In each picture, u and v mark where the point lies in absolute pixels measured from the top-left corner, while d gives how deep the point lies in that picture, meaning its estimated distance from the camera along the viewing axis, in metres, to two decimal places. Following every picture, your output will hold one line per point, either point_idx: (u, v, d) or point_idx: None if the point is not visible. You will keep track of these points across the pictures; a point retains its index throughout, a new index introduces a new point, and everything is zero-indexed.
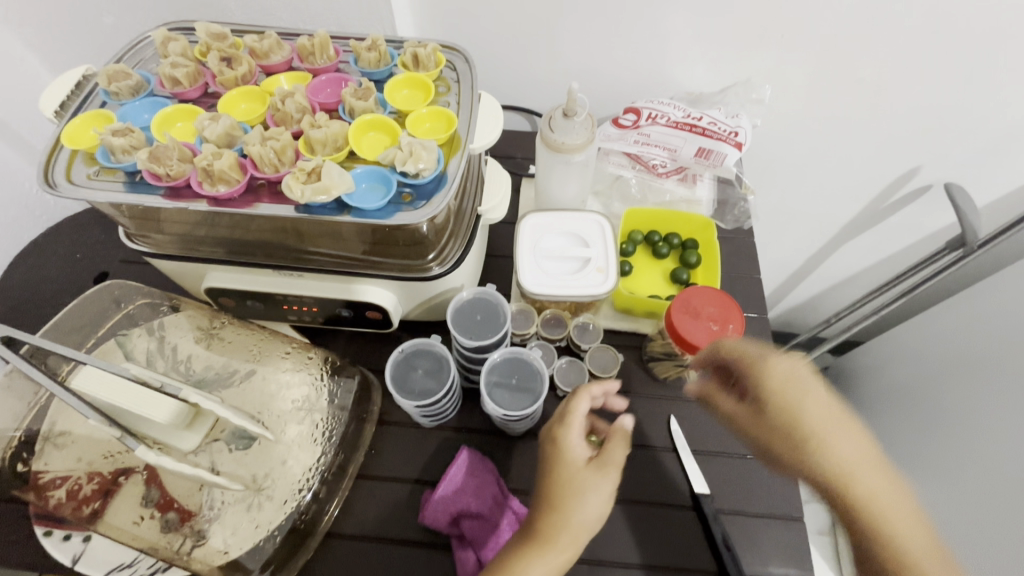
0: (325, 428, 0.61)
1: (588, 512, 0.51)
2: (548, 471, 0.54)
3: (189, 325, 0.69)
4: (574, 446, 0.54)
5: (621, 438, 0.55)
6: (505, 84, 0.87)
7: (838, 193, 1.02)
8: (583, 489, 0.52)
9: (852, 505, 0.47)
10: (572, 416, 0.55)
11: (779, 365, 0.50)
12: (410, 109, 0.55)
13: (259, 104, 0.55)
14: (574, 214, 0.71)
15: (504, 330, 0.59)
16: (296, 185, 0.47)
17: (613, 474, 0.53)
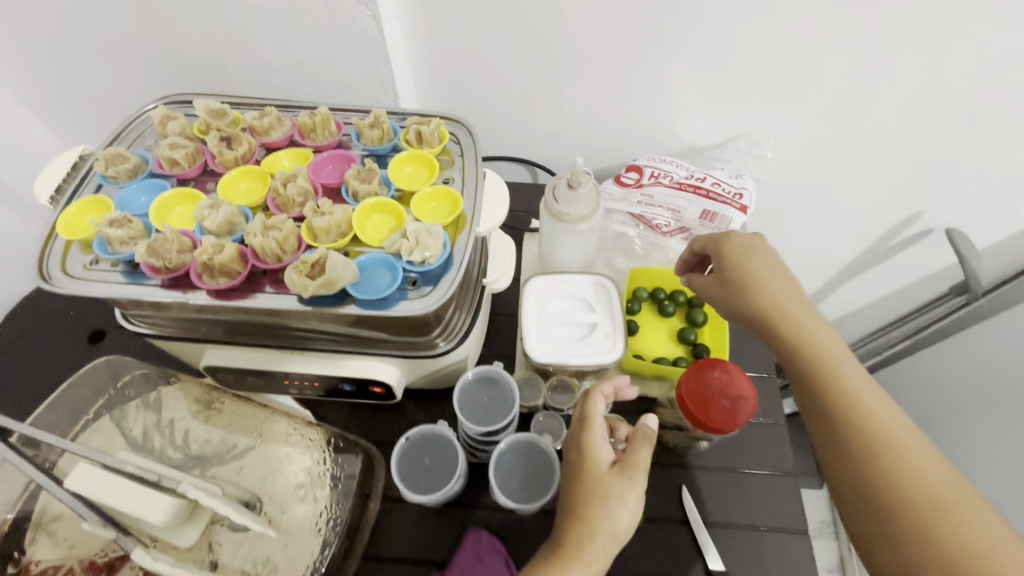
0: (330, 512, 0.59)
1: (615, 522, 0.49)
2: (572, 479, 0.53)
3: (187, 398, 0.67)
4: (596, 449, 0.53)
5: (644, 441, 0.53)
6: (506, 138, 0.87)
7: (840, 236, 1.01)
8: (607, 496, 0.50)
9: (838, 400, 0.48)
10: (592, 420, 0.54)
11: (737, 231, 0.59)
12: (414, 189, 0.54)
13: (259, 184, 0.54)
14: (579, 276, 0.70)
15: (513, 415, 0.60)
16: (299, 279, 0.46)
17: (640, 479, 0.51)
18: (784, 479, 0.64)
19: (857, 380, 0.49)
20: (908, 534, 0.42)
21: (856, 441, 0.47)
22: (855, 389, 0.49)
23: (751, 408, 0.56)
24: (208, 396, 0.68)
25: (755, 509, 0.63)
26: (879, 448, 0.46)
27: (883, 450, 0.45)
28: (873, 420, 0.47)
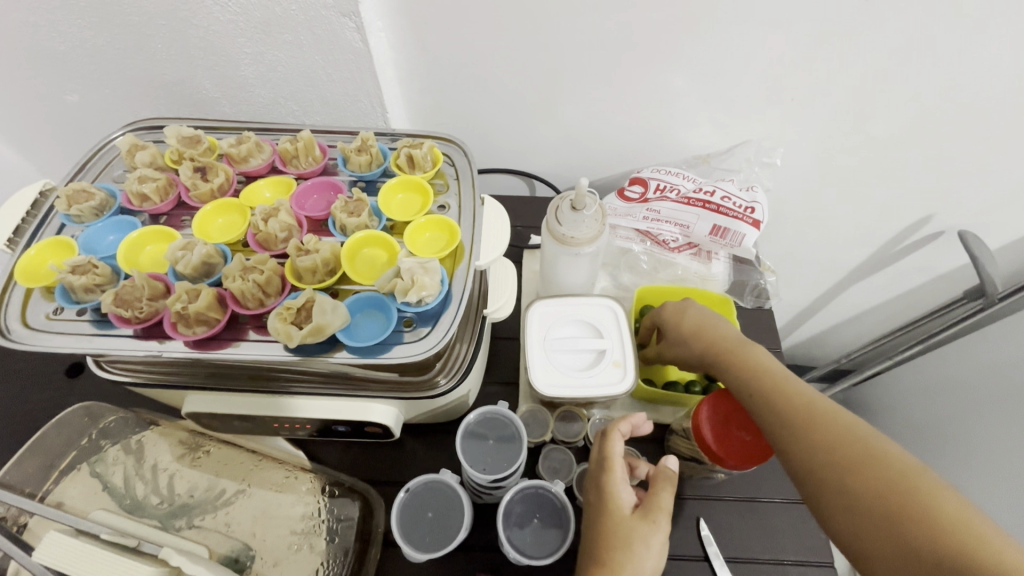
0: (326, 564, 0.56)
1: (641, 569, 0.46)
2: (593, 524, 0.50)
3: (171, 441, 0.64)
4: (618, 492, 0.50)
5: (668, 481, 0.51)
6: (502, 150, 0.83)
7: (849, 240, 0.98)
8: (631, 542, 0.47)
9: (777, 398, 0.48)
10: (612, 459, 0.52)
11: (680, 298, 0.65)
12: (407, 219, 0.50)
13: (238, 217, 0.50)
14: (584, 299, 0.66)
15: (521, 462, 0.56)
16: (283, 326, 0.42)
17: (663, 522, 0.49)
18: (807, 508, 0.61)
19: (793, 379, 0.49)
20: (891, 520, 0.38)
21: (803, 442, 0.44)
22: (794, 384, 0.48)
23: (777, 443, 0.52)
24: (193, 439, 0.64)
25: (777, 542, 0.59)
26: (830, 437, 0.44)
27: (832, 433, 0.43)
28: (813, 410, 0.46)
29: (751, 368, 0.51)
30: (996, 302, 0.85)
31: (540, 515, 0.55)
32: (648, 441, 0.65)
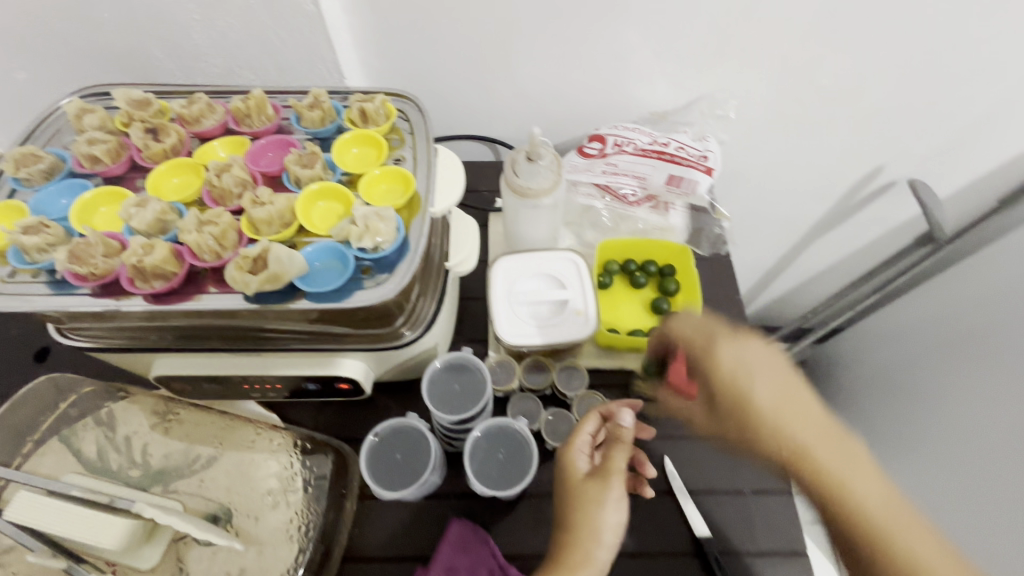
0: (306, 516, 0.57)
1: (593, 526, 0.52)
2: (558, 490, 0.56)
3: (142, 412, 0.64)
4: (577, 463, 0.56)
5: (620, 446, 0.55)
6: (463, 115, 0.83)
7: (808, 195, 1.01)
8: (585, 504, 0.53)
9: (799, 464, 0.47)
10: (575, 435, 0.57)
11: (725, 353, 0.52)
12: (362, 171, 0.51)
13: (193, 177, 0.50)
14: (547, 253, 0.67)
15: (486, 401, 0.57)
16: (240, 275, 0.42)
17: (614, 485, 0.53)
18: None
19: (792, 418, 0.49)
20: (886, 564, 0.43)
21: (819, 493, 0.46)
22: (825, 459, 0.47)
23: None
24: (165, 406, 0.64)
25: (737, 474, 0.62)
26: (844, 497, 0.45)
27: (838, 494, 0.45)
28: (808, 456, 0.47)
29: (786, 429, 0.48)
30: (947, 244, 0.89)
31: (507, 449, 0.57)
32: (615, 388, 0.68)
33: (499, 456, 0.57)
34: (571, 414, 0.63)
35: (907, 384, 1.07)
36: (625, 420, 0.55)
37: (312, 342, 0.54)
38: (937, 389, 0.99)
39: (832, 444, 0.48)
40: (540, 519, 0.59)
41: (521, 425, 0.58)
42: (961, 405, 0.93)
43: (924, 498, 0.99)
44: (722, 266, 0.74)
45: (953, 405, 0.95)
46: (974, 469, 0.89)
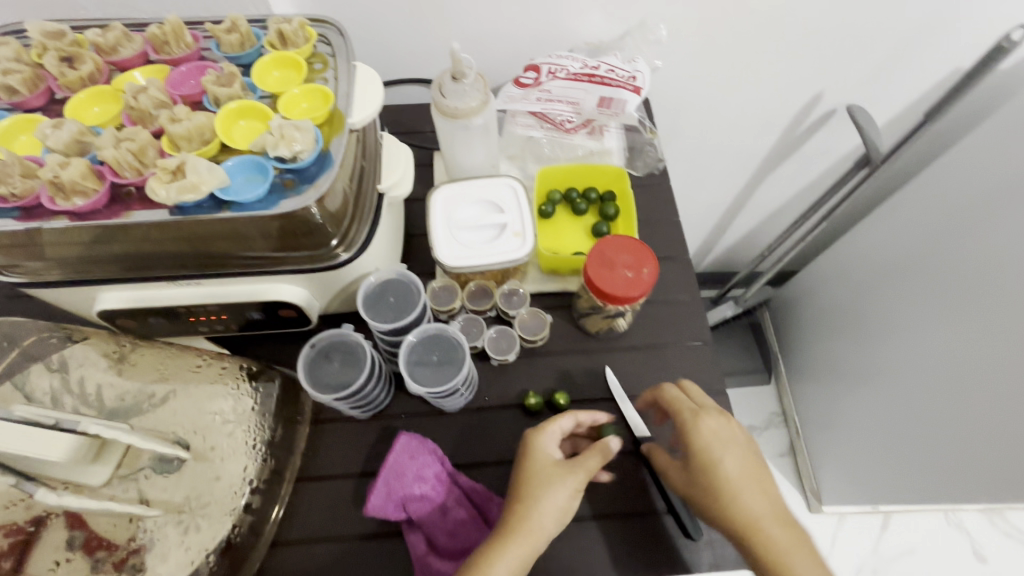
0: (256, 432, 0.58)
1: (552, 508, 0.52)
2: (518, 474, 0.55)
3: (95, 355, 0.61)
4: (547, 449, 0.56)
5: (602, 457, 0.55)
6: (382, 56, 0.76)
7: (753, 126, 0.97)
8: (548, 485, 0.53)
9: (749, 531, 0.52)
10: (549, 424, 0.58)
11: (709, 425, 0.55)
12: (282, 91, 0.51)
13: (113, 104, 0.50)
14: (484, 179, 0.68)
15: (419, 308, 0.58)
16: (159, 186, 0.44)
17: (585, 476, 0.54)
18: (702, 348, 0.67)
19: (753, 504, 0.53)
20: None
21: (758, 556, 0.52)
22: (773, 533, 0.52)
23: (655, 276, 0.57)
24: (119, 348, 0.62)
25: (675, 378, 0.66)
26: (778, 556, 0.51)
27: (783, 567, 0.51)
28: (758, 529, 0.52)
29: (750, 508, 0.53)
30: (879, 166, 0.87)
31: (441, 355, 0.59)
32: (558, 309, 0.70)
33: (434, 360, 0.58)
34: (513, 331, 0.66)
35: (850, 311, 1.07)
36: (611, 443, 0.55)
37: (257, 264, 0.55)
38: (875, 313, 1.00)
39: (781, 523, 0.53)
40: (488, 430, 0.63)
41: (455, 331, 0.59)
42: (899, 326, 0.95)
43: (891, 417, 0.98)
44: (657, 189, 0.76)
45: (891, 328, 0.96)
46: (916, 387, 0.92)
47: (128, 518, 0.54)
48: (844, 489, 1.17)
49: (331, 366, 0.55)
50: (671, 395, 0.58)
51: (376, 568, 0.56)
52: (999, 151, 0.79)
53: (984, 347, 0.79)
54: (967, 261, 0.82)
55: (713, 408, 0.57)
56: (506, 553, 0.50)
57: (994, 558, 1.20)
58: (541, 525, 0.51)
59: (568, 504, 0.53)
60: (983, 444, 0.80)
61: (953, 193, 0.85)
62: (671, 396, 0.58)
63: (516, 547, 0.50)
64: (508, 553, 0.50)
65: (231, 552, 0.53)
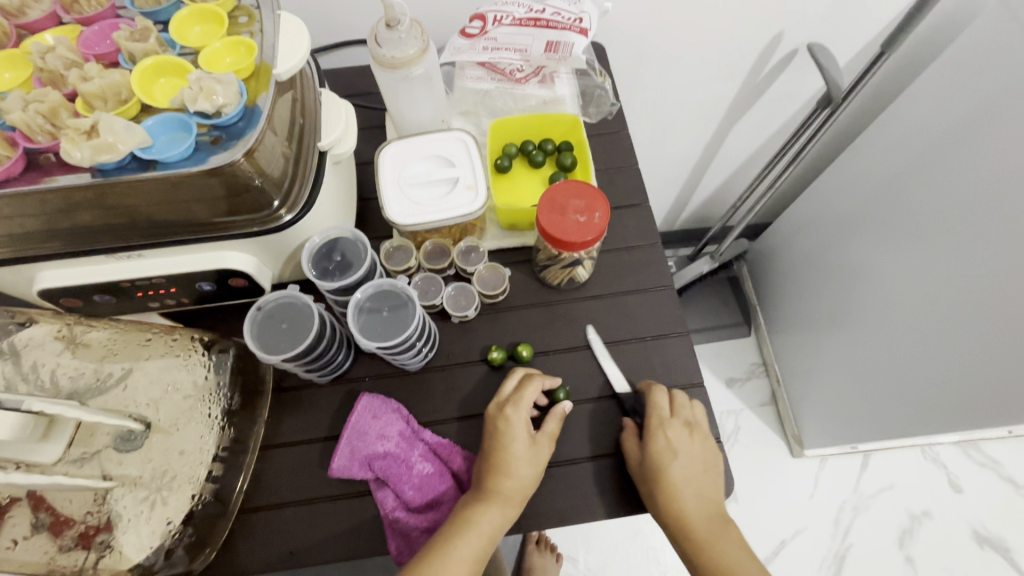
0: (212, 402, 0.58)
1: (522, 482, 0.54)
2: (490, 450, 0.56)
3: (45, 336, 0.59)
4: (519, 427, 0.56)
5: (559, 422, 0.59)
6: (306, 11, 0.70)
7: (719, 73, 0.90)
8: (519, 465, 0.55)
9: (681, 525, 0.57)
10: (522, 400, 0.57)
11: (672, 430, 0.58)
12: (204, 45, 0.49)
13: (24, 69, 0.47)
14: (435, 135, 0.66)
15: (365, 264, 0.57)
16: (72, 146, 0.43)
17: (548, 447, 0.58)
18: (664, 292, 0.67)
19: (692, 505, 0.58)
20: None
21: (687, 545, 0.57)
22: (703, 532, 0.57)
23: (607, 219, 0.56)
24: (69, 329, 0.60)
25: (637, 324, 0.66)
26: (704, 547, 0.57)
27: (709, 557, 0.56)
28: (690, 525, 0.57)
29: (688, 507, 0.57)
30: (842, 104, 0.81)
31: (392, 308, 0.58)
32: (518, 264, 0.69)
33: (384, 314, 0.58)
34: (472, 287, 0.66)
35: (833, 257, 1.04)
36: (566, 407, 0.60)
37: (198, 231, 0.52)
38: (858, 257, 0.97)
39: (715, 522, 0.58)
40: (453, 387, 0.62)
41: (405, 285, 0.59)
42: (879, 268, 0.92)
43: (878, 355, 0.96)
44: (613, 138, 0.76)
45: (873, 270, 0.94)
46: (897, 328, 0.90)
47: (92, 496, 0.53)
48: (825, 431, 1.17)
49: (280, 328, 0.56)
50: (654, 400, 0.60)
51: (349, 526, 0.56)
52: (963, 84, 0.74)
53: (962, 284, 0.76)
54: (939, 197, 0.79)
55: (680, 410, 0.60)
56: (491, 513, 0.53)
57: (971, 488, 1.22)
58: (522, 486, 0.55)
59: (541, 468, 0.56)
60: (973, 369, 0.77)
61: (919, 128, 0.82)
62: (654, 401, 0.59)
63: (501, 509, 0.53)
64: (492, 514, 0.53)
65: (195, 521, 0.53)
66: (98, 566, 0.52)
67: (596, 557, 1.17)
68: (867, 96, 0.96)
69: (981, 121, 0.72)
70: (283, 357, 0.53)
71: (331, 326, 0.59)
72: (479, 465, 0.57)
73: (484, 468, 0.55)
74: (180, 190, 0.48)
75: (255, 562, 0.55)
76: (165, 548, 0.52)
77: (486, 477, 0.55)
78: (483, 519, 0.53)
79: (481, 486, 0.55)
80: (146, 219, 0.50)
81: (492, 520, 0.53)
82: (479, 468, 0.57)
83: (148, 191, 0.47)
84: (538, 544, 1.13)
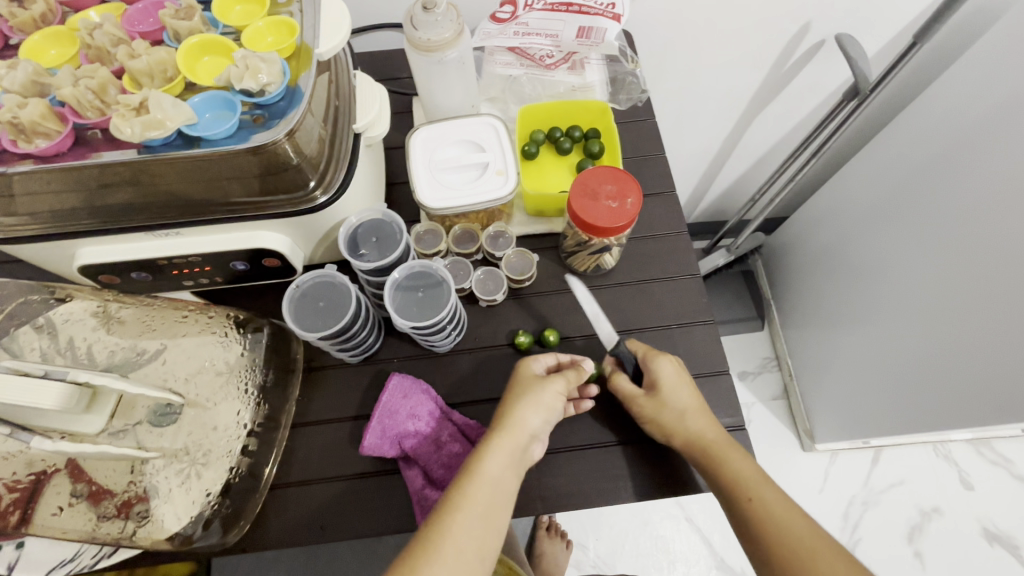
0: (247, 378, 0.59)
1: (527, 414, 0.54)
2: (503, 399, 0.57)
3: (84, 313, 0.61)
4: (524, 374, 0.58)
5: (581, 372, 0.59)
6: None
7: (743, 62, 0.89)
8: (521, 400, 0.55)
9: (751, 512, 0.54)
10: (531, 355, 0.60)
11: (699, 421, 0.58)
12: (246, 24, 0.49)
13: (71, 46, 0.48)
14: (465, 119, 0.66)
15: (401, 247, 0.58)
16: (123, 123, 0.43)
17: (561, 391, 0.57)
18: (691, 280, 0.67)
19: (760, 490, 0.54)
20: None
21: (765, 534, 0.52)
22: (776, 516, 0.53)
23: (639, 206, 0.57)
24: (105, 307, 0.61)
25: (663, 311, 0.66)
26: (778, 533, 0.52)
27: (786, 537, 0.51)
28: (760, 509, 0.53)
29: (726, 468, 0.56)
30: (870, 97, 0.79)
31: (426, 289, 0.59)
32: (546, 251, 0.70)
33: (418, 296, 0.58)
34: (500, 272, 0.66)
35: (854, 252, 1.02)
36: (586, 366, 0.59)
37: (235, 210, 0.52)
38: (878, 252, 0.96)
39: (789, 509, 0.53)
40: (480, 369, 0.63)
41: (440, 267, 0.59)
42: (902, 264, 0.90)
43: (893, 351, 0.95)
44: (639, 126, 0.76)
45: (893, 266, 0.93)
46: (915, 324, 0.89)
47: (130, 467, 0.55)
48: (836, 426, 1.17)
49: (317, 307, 0.57)
50: (656, 366, 0.59)
51: (378, 503, 0.57)
52: (996, 75, 0.73)
53: (986, 281, 0.75)
54: (963, 191, 0.78)
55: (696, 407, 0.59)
56: (500, 440, 0.52)
57: (981, 485, 1.22)
58: (530, 418, 0.54)
59: (553, 408, 0.56)
60: (984, 366, 0.77)
61: (947, 120, 0.81)
62: (657, 369, 0.59)
63: (507, 438, 0.52)
64: (501, 440, 0.52)
65: (231, 493, 0.55)
66: (137, 535, 0.53)
67: (605, 545, 1.18)
68: (894, 87, 0.94)
69: (1008, 116, 0.71)
70: (320, 336, 0.55)
71: (365, 307, 0.60)
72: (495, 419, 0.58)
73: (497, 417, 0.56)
74: (221, 169, 0.48)
75: (286, 537, 0.56)
76: (202, 518, 0.54)
77: (499, 419, 0.55)
78: (492, 445, 0.52)
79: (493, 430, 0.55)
80: (186, 198, 0.51)
81: (502, 445, 0.51)
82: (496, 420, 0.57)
83: (192, 169, 0.48)
84: (548, 531, 1.15)
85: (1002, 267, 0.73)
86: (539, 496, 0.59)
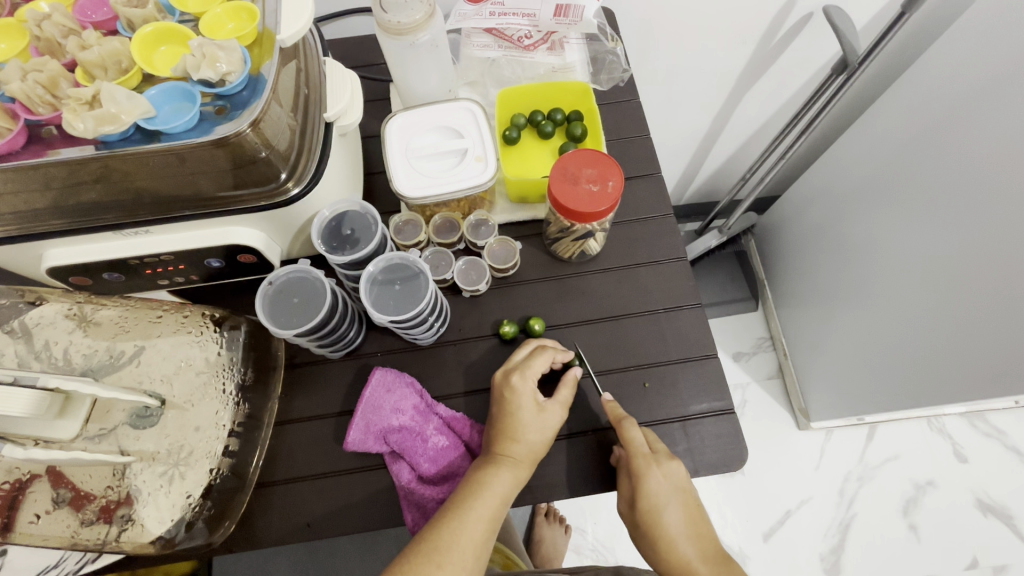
0: (226, 377, 0.58)
1: (529, 443, 0.54)
2: (500, 416, 0.56)
3: (55, 315, 0.59)
4: (525, 395, 0.55)
5: (572, 389, 0.59)
6: None
7: (731, 38, 0.87)
8: (524, 429, 0.55)
9: None
10: (531, 368, 0.57)
11: (682, 550, 0.57)
12: (204, 10, 0.47)
13: (19, 38, 0.46)
14: (442, 105, 0.64)
15: (377, 239, 0.57)
16: (74, 117, 0.42)
17: (557, 412, 0.57)
18: (677, 264, 0.66)
19: None
20: None
21: None
22: None
23: (621, 189, 0.55)
24: (80, 308, 0.60)
25: (649, 296, 0.65)
26: None
27: None
28: None
29: None
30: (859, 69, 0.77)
31: (404, 280, 0.58)
32: (530, 238, 0.68)
33: (396, 288, 0.57)
34: (482, 262, 0.65)
35: (846, 230, 1.01)
36: (577, 373, 0.59)
37: (204, 206, 0.51)
38: (872, 230, 0.94)
39: None
40: (465, 360, 0.62)
41: (417, 259, 0.58)
42: (896, 242, 0.89)
43: (889, 330, 0.94)
44: (621, 106, 0.74)
45: (886, 244, 0.91)
46: (909, 302, 0.88)
47: (111, 471, 0.54)
48: (831, 404, 1.17)
49: (292, 304, 0.56)
50: (646, 484, 0.54)
51: (364, 499, 0.57)
52: (989, 42, 0.70)
53: (982, 259, 0.74)
54: (955, 167, 0.76)
55: (679, 526, 0.58)
56: (502, 475, 0.53)
57: (976, 458, 1.23)
58: (531, 449, 0.54)
59: (551, 431, 0.56)
60: (983, 344, 0.76)
61: (935, 94, 0.79)
62: (646, 488, 0.54)
63: (511, 471, 0.53)
64: (503, 476, 0.53)
65: (215, 494, 0.54)
66: (121, 539, 0.53)
67: (604, 528, 1.18)
68: (885, 57, 0.92)
69: (1000, 87, 0.69)
70: (298, 332, 0.53)
71: (343, 301, 0.59)
72: (489, 431, 0.57)
73: (493, 433, 0.55)
74: (186, 164, 0.47)
75: (272, 535, 0.55)
76: (186, 520, 0.53)
77: (497, 442, 0.55)
78: (495, 481, 0.53)
79: (491, 449, 0.55)
80: (152, 195, 0.49)
81: (504, 481, 0.53)
82: (489, 434, 0.56)
83: (154, 166, 0.46)
84: (547, 516, 1.15)
85: (997, 246, 0.71)
86: (527, 487, 0.58)
